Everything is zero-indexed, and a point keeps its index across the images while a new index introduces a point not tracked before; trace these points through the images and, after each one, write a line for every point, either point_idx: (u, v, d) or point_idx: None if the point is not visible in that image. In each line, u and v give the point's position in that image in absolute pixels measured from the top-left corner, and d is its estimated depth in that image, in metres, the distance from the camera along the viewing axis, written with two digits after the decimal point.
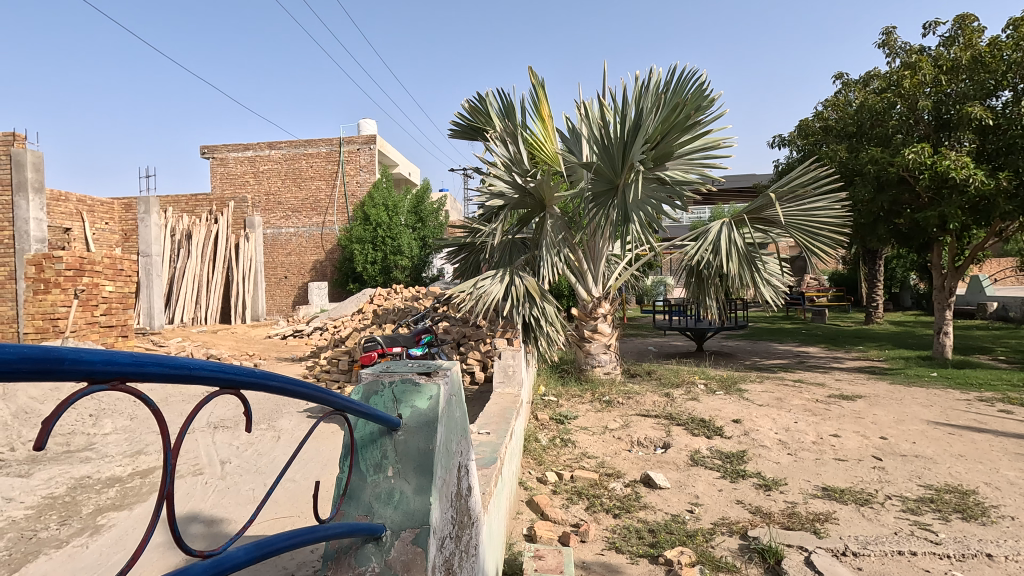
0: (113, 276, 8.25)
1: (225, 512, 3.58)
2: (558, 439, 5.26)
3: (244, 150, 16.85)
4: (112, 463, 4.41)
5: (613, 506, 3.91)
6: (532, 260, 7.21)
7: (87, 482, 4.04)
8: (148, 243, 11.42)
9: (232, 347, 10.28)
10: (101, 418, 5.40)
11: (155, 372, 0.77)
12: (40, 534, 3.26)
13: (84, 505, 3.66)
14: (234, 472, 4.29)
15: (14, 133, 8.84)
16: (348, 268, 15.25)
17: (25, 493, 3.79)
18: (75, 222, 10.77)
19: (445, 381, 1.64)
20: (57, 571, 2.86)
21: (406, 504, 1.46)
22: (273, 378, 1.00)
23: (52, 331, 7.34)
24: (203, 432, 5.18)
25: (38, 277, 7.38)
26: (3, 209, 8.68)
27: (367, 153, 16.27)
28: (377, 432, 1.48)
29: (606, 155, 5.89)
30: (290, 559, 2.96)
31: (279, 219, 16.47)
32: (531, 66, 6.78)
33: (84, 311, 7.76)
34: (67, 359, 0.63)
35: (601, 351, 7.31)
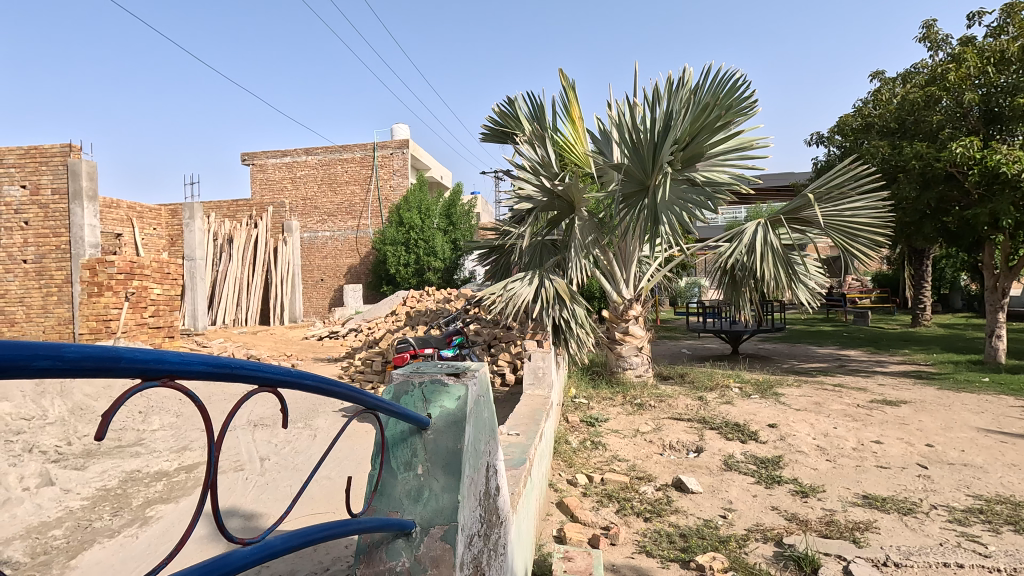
0: (160, 278, 8.61)
1: (263, 507, 3.72)
2: (589, 441, 5.26)
3: (282, 156, 17.35)
4: (160, 458, 4.63)
5: (644, 510, 3.90)
6: (562, 262, 7.21)
7: (137, 475, 4.26)
8: (193, 248, 11.97)
9: (270, 348, 10.55)
10: (150, 414, 5.66)
11: (199, 370, 0.83)
12: (95, 524, 3.45)
13: (135, 497, 3.86)
14: (273, 469, 4.44)
15: (71, 144, 9.26)
16: (382, 271, 15.54)
17: (81, 485, 4.00)
18: (125, 228, 11.36)
19: (473, 382, 1.67)
20: (110, 560, 3.01)
21: (435, 502, 1.50)
22: (307, 376, 1.06)
23: (104, 331, 7.73)
24: (243, 430, 5.36)
25: (92, 281, 7.80)
26: (61, 217, 9.15)
27: (400, 158, 16.57)
28: (408, 431, 1.53)
29: (636, 156, 5.88)
30: (325, 554, 3.04)
31: (316, 223, 16.92)
32: (561, 69, 6.82)
33: (134, 312, 8.17)
34: (123, 358, 0.70)
35: (632, 354, 7.26)
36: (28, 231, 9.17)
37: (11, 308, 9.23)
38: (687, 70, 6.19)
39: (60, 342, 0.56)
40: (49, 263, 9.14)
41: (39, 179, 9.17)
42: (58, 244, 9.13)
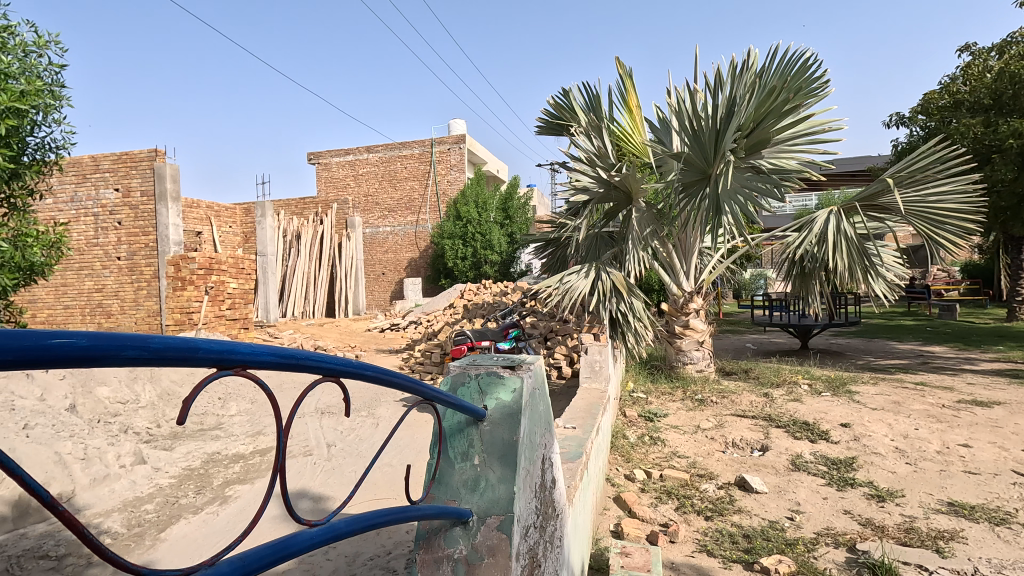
0: (236, 273, 9.17)
1: (330, 491, 3.90)
2: (647, 437, 5.17)
3: (345, 154, 17.97)
4: (237, 441, 4.95)
5: (705, 508, 3.79)
6: (619, 254, 7.10)
7: (218, 457, 4.57)
8: (264, 245, 12.66)
9: (336, 340, 11.01)
10: (228, 401, 6.05)
11: (268, 361, 0.88)
12: (181, 500, 3.74)
13: (215, 477, 4.16)
14: (339, 455, 4.65)
15: (156, 149, 9.87)
16: (440, 264, 15.86)
17: (169, 464, 4.34)
18: (204, 226, 12.16)
19: (528, 375, 1.68)
20: (195, 534, 3.26)
21: (491, 492, 1.53)
22: (368, 367, 1.10)
23: (188, 323, 8.33)
24: (311, 417, 5.64)
25: (177, 276, 8.41)
26: (149, 217, 9.88)
27: (457, 153, 16.78)
28: (465, 422, 1.56)
29: (697, 144, 5.69)
30: (387, 538, 3.16)
31: (377, 219, 17.45)
32: (618, 57, 6.68)
33: (214, 305, 8.74)
34: (201, 348, 0.76)
35: (693, 348, 7.07)
36: (121, 230, 9.98)
37: (108, 301, 10.09)
38: (752, 52, 5.90)
39: (142, 333, 0.61)
40: (139, 260, 9.91)
41: (130, 182, 9.95)
42: (147, 242, 9.88)
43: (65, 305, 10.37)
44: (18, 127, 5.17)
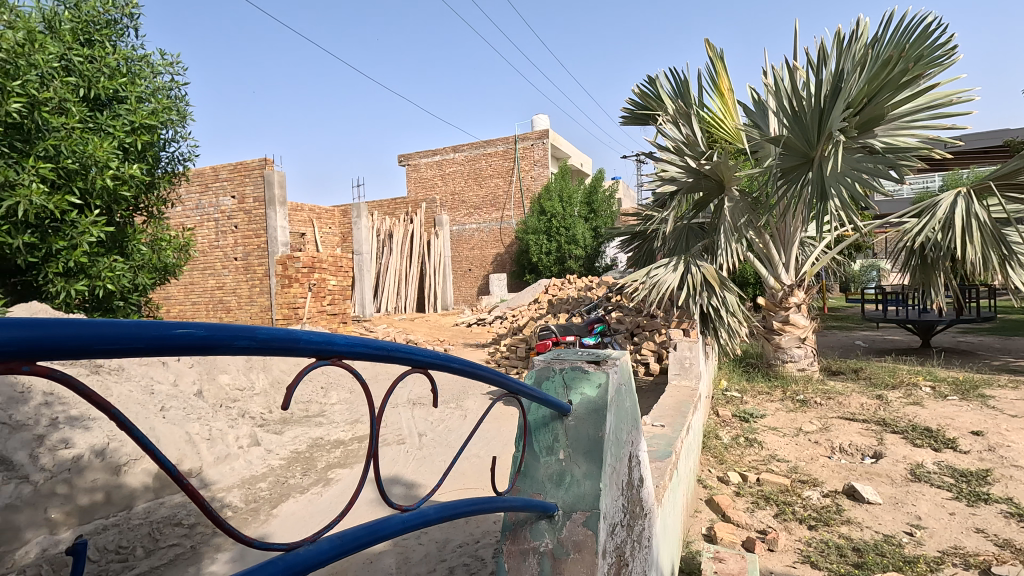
0: (335, 271, 9.79)
1: (421, 478, 4.06)
2: (742, 438, 4.91)
3: (433, 154, 18.57)
4: (338, 428, 5.30)
5: (808, 517, 3.53)
6: (710, 246, 6.75)
7: (321, 442, 4.92)
8: (360, 243, 13.40)
9: (426, 334, 11.46)
10: (330, 390, 6.50)
11: (363, 352, 0.92)
12: (290, 480, 4.06)
13: (319, 460, 4.48)
14: (429, 444, 4.83)
15: (265, 158, 10.75)
16: (525, 260, 15.99)
17: (280, 447, 4.73)
18: (307, 228, 13.10)
19: (614, 370, 1.64)
20: (302, 512, 3.53)
21: (577, 487, 1.52)
22: (455, 360, 1.12)
23: (294, 318, 9.03)
24: (404, 407, 5.91)
25: (284, 274, 9.12)
26: (260, 221, 10.77)
27: (540, 148, 16.80)
28: (549, 417, 1.56)
29: (799, 126, 5.30)
30: (475, 526, 3.24)
31: (463, 216, 17.90)
32: (708, 38, 6.35)
33: (316, 301, 9.40)
34: (303, 339, 0.81)
35: (794, 345, 6.62)
36: (238, 233, 11.00)
37: (228, 298, 11.17)
38: (861, 21, 5.38)
39: (247, 324, 0.66)
40: (252, 260, 10.87)
41: (244, 189, 10.92)
42: (259, 244, 10.80)
43: (193, 301, 11.61)
44: (152, 143, 5.84)
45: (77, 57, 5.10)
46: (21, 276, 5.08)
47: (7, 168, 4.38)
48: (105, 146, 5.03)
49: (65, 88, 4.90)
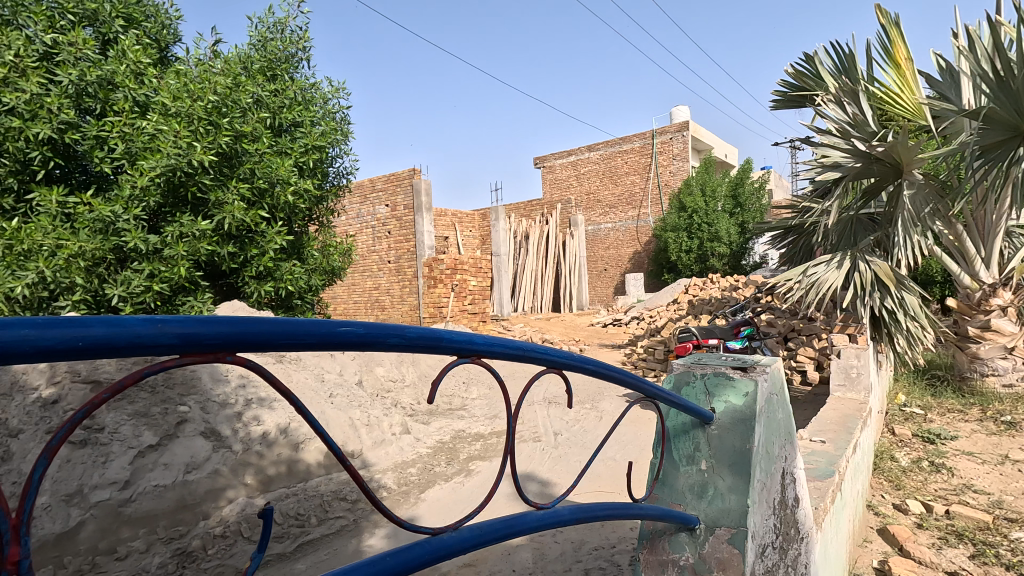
0: (476, 272, 10.27)
1: (556, 477, 4.11)
2: (925, 462, 4.23)
3: (568, 155, 18.66)
4: (478, 422, 5.58)
5: (1018, 563, 2.93)
6: (884, 240, 5.91)
7: (463, 434, 5.21)
8: (498, 245, 13.92)
9: (562, 334, 11.56)
10: (471, 385, 6.85)
11: (500, 351, 0.96)
12: (436, 468, 4.36)
13: (461, 451, 4.74)
14: (565, 443, 4.87)
15: (414, 168, 11.54)
16: (663, 258, 15.40)
17: (427, 436, 5.09)
18: (450, 232, 13.97)
19: (764, 377, 1.50)
20: (446, 499, 3.76)
21: (721, 501, 1.42)
22: (589, 361, 1.11)
23: (439, 316, 9.68)
24: (540, 405, 6.03)
25: (431, 275, 9.80)
26: (410, 226, 11.68)
27: (680, 141, 16.02)
28: (690, 424, 1.48)
29: (1008, 95, 4.43)
30: (611, 531, 3.19)
31: (599, 215, 17.75)
32: (879, 3, 5.57)
33: (459, 301, 9.97)
34: (445, 338, 0.87)
35: (997, 356, 5.57)
36: (391, 238, 12.05)
37: (383, 297, 12.30)
38: None
39: (390, 324, 0.74)
40: (403, 262, 11.83)
41: (396, 198, 11.92)
42: (409, 248, 11.71)
43: (355, 300, 12.99)
44: (322, 160, 6.63)
45: (265, 91, 5.95)
46: (225, 278, 5.93)
47: (216, 189, 5.27)
48: (285, 166, 5.81)
49: (259, 122, 5.76)
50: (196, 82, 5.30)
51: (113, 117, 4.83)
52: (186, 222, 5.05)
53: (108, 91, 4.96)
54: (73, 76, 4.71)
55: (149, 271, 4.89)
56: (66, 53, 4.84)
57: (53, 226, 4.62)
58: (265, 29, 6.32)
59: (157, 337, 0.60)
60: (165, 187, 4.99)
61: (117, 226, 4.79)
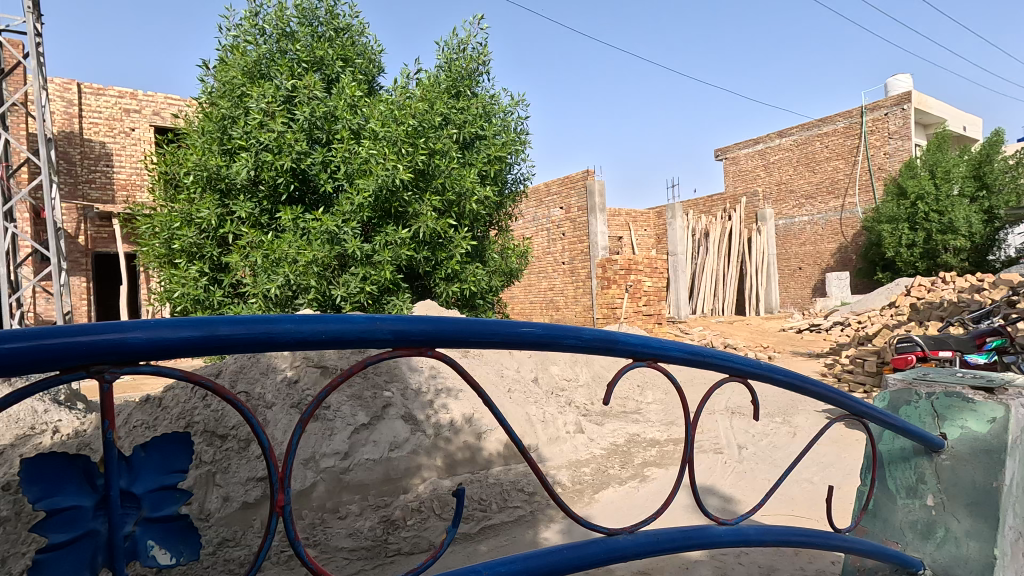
0: (651, 272, 9.98)
1: (741, 494, 3.79)
2: None
3: (754, 144, 17.12)
4: (654, 427, 5.42)
5: None
6: None
7: (638, 439, 5.11)
8: (675, 244, 13.32)
9: (747, 339, 10.65)
10: (646, 389, 6.70)
11: (678, 356, 0.95)
12: (610, 471, 4.33)
13: (636, 456, 4.65)
14: (751, 459, 4.47)
15: (587, 170, 11.56)
16: (876, 255, 13.25)
17: (601, 437, 5.09)
18: (625, 231, 13.87)
19: (1021, 400, 1.21)
20: (620, 502, 3.71)
21: (955, 547, 1.22)
22: (780, 371, 1.02)
23: (613, 317, 9.64)
24: (722, 414, 5.63)
25: (605, 276, 9.78)
26: (583, 227, 11.78)
27: (899, 116, 13.61)
28: (912, 451, 1.28)
29: None
30: (807, 562, 2.85)
31: (792, 208, 15.96)
32: None
33: (633, 301, 9.79)
34: (621, 341, 0.90)
35: None
36: (565, 240, 12.32)
37: (557, 297, 12.63)
38: None
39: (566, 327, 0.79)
40: (577, 263, 12.00)
41: (570, 200, 12.12)
42: (583, 248, 11.82)
43: (531, 300, 13.56)
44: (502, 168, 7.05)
45: (452, 110, 6.52)
46: (420, 279, 6.57)
47: (413, 202, 5.94)
48: (469, 177, 6.31)
49: (449, 138, 6.35)
50: (400, 109, 6.05)
51: (337, 145, 5.76)
52: (391, 232, 5.78)
53: (331, 123, 5.93)
54: (308, 114, 5.74)
55: (361, 274, 5.72)
56: (303, 96, 5.91)
57: (295, 239, 5.67)
58: (451, 51, 6.94)
59: (374, 332, 0.73)
60: (375, 202, 5.77)
61: (339, 237, 5.68)
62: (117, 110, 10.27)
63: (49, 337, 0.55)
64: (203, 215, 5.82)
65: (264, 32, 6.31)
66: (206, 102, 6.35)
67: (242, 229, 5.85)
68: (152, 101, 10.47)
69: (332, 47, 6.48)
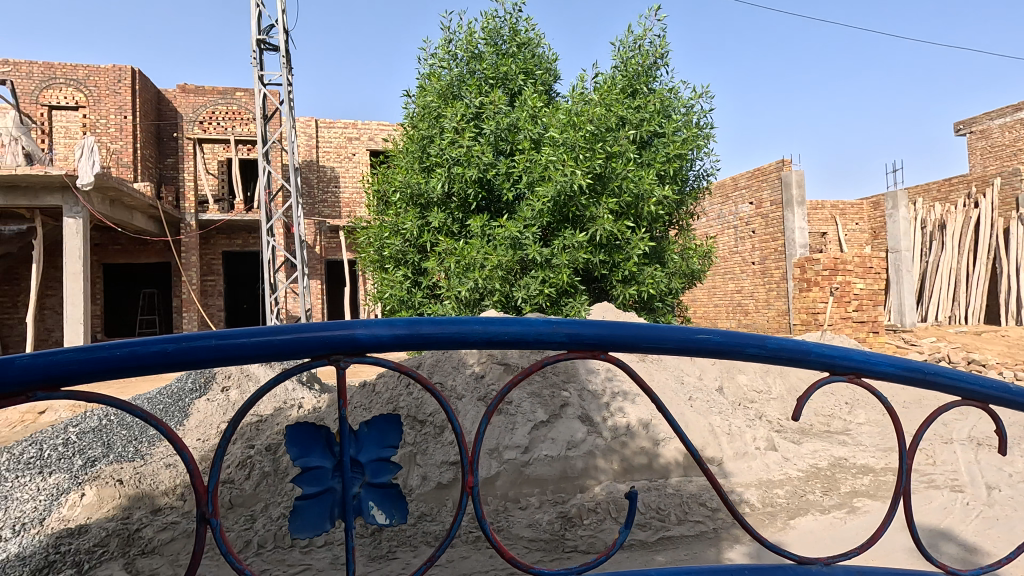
0: (864, 273, 8.64)
1: (990, 545, 3.06)
2: None
3: (1013, 112, 13.81)
4: (867, 453, 4.70)
5: None
6: None
7: (845, 464, 4.47)
8: (897, 239, 11.33)
9: (1001, 354, 8.61)
10: (856, 407, 5.86)
11: (884, 369, 0.92)
12: (809, 496, 3.85)
13: (843, 483, 4.07)
14: (1004, 504, 3.61)
15: (782, 159, 10.42)
16: None
17: (798, 457, 4.55)
18: (829, 226, 12.34)
19: None
20: (822, 533, 3.26)
21: None
22: (1002, 389, 0.96)
23: (814, 324, 8.58)
24: (963, 445, 4.64)
25: (804, 277, 8.75)
26: (777, 223, 10.66)
27: None
28: None
29: None
30: None
31: None
32: None
33: (839, 306, 8.58)
34: (813, 353, 0.88)
35: None
36: (755, 238, 11.29)
37: (746, 301, 11.63)
38: None
39: (750, 338, 0.79)
40: (770, 263, 10.90)
41: (762, 194, 11.06)
42: (777, 247, 10.70)
43: (716, 303, 12.71)
44: (682, 165, 6.75)
45: (629, 110, 6.45)
46: (597, 281, 6.60)
47: (591, 205, 6.01)
48: (648, 177, 6.19)
49: (626, 140, 6.30)
50: (577, 115, 6.16)
51: (519, 155, 6.11)
52: (569, 236, 5.94)
53: (515, 134, 6.31)
54: (493, 127, 6.21)
55: (541, 277, 5.97)
56: (489, 112, 6.39)
57: (482, 245, 6.13)
58: (627, 50, 6.87)
59: (551, 335, 0.78)
60: (554, 208, 5.98)
61: (521, 242, 6.02)
62: (343, 139, 12.22)
63: (305, 333, 0.70)
64: (407, 227, 6.65)
65: (456, 56, 6.97)
66: (409, 125, 7.22)
67: (438, 237, 6.52)
68: (369, 129, 12.24)
69: (515, 63, 6.91)
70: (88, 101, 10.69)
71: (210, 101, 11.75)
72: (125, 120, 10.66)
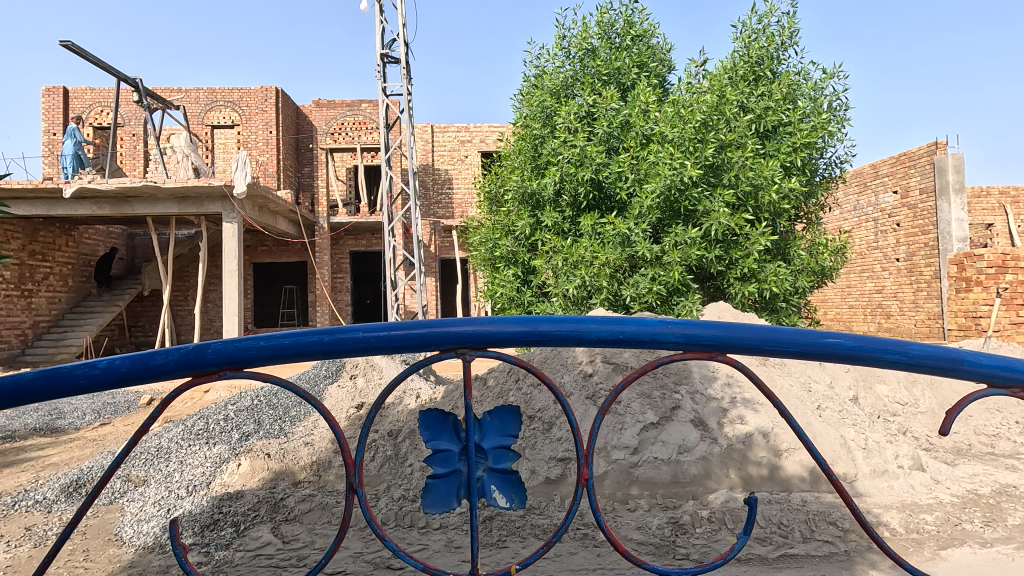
0: None
1: None
2: None
3: None
4: None
5: None
6: None
7: (1014, 491, 3.86)
8: None
9: None
10: None
11: None
12: (965, 525, 3.38)
13: (1010, 514, 3.52)
14: None
15: (936, 141, 9.17)
16: None
17: (952, 480, 4.01)
18: (998, 216, 10.71)
19: None
20: (981, 568, 2.85)
21: None
22: None
23: (975, 329, 7.53)
24: None
25: (961, 276, 7.70)
26: (929, 215, 9.41)
27: None
28: None
29: None
30: None
31: None
32: None
33: (1008, 310, 7.42)
34: (966, 361, 0.80)
35: None
36: (901, 231, 10.06)
37: (888, 302, 10.41)
38: None
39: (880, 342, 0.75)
40: (919, 260, 9.67)
41: (908, 182, 9.87)
42: (927, 242, 9.47)
43: (850, 304, 11.49)
44: (811, 156, 6.24)
45: (750, 98, 6.13)
46: (712, 280, 6.28)
47: (704, 199, 5.74)
48: (770, 166, 5.79)
49: (744, 129, 5.97)
50: (691, 106, 5.94)
51: (629, 152, 6.01)
52: (680, 232, 5.73)
53: (627, 131, 6.23)
54: (605, 126, 6.19)
55: (651, 275, 5.82)
56: (601, 110, 6.35)
57: (591, 243, 6.11)
58: (750, 33, 6.48)
59: (666, 334, 0.79)
60: (664, 203, 5.80)
61: (630, 239, 5.92)
62: (457, 142, 12.79)
63: (438, 327, 0.77)
64: (519, 226, 6.82)
65: (570, 53, 7.00)
66: (519, 127, 7.34)
67: (548, 236, 6.58)
68: (481, 132, 12.71)
69: (629, 56, 6.81)
70: (242, 119, 12.18)
71: (340, 113, 12.80)
72: (270, 135, 12.00)
